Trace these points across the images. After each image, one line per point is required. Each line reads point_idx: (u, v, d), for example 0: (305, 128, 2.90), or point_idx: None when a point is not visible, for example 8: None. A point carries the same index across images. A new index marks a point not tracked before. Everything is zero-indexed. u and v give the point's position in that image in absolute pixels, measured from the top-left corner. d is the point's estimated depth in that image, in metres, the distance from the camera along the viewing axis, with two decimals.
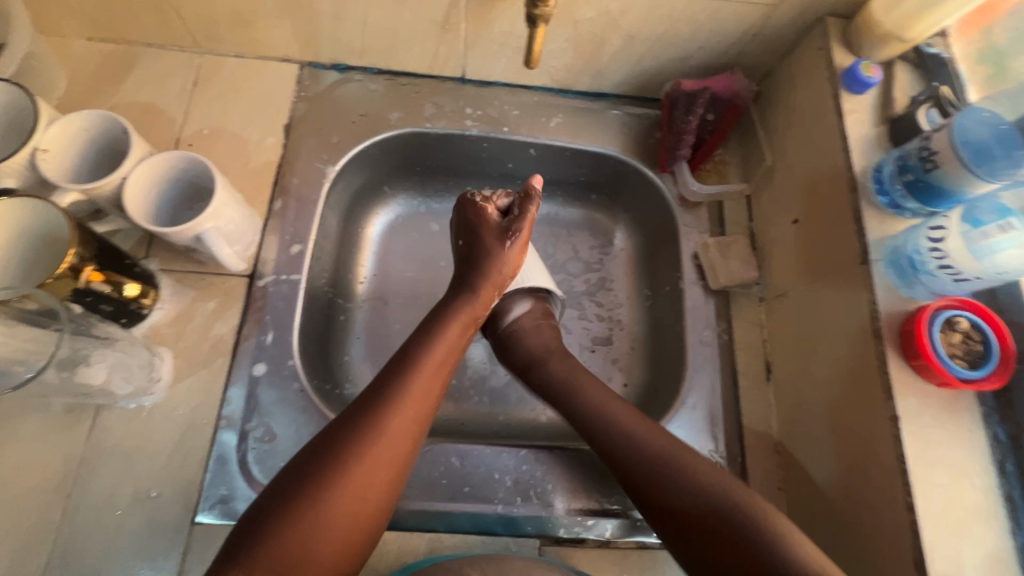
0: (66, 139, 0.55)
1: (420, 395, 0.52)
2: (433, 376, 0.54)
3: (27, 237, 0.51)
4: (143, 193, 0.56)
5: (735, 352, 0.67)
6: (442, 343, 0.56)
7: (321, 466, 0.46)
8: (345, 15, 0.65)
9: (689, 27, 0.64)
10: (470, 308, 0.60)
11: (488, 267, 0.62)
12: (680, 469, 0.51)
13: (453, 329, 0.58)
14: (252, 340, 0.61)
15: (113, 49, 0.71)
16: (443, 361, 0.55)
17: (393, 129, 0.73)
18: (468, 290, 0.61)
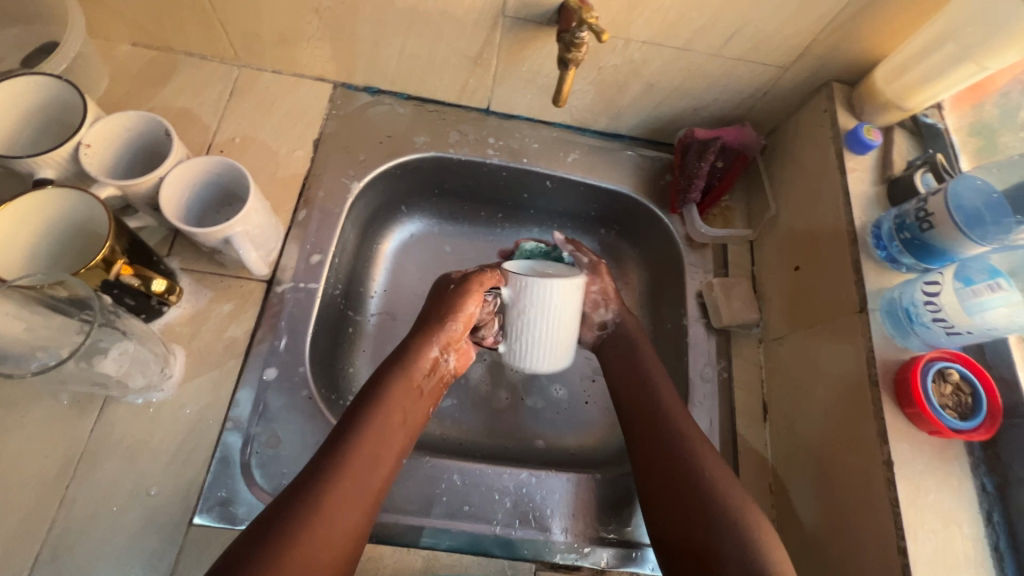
0: (108, 136, 0.56)
1: (367, 460, 0.53)
2: (380, 447, 0.55)
3: (57, 226, 0.52)
4: (177, 194, 0.58)
5: (734, 390, 0.69)
6: (393, 413, 0.57)
7: (281, 527, 0.46)
8: (384, 43, 0.69)
9: (705, 80, 0.69)
10: (415, 369, 0.62)
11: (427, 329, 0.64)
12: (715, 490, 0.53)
13: (402, 400, 0.59)
14: (265, 345, 0.62)
15: (155, 55, 0.74)
16: (393, 433, 0.57)
17: (418, 152, 0.76)
18: (410, 353, 0.63)
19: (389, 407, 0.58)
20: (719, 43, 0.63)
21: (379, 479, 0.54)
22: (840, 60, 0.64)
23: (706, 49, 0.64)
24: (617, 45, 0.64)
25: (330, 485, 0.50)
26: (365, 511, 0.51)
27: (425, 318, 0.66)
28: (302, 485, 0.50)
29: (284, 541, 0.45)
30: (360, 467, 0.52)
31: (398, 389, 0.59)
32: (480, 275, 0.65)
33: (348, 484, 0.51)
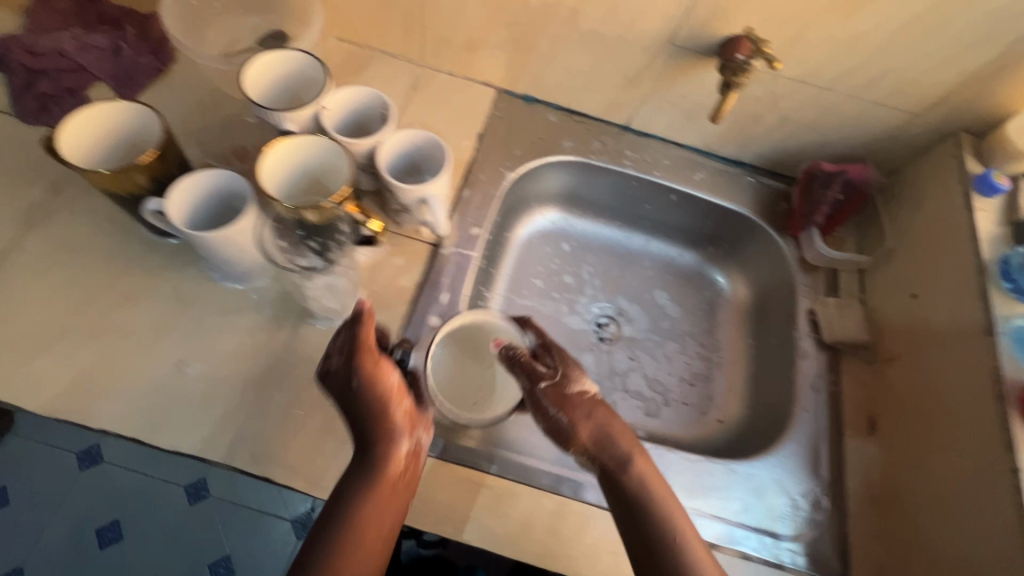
0: (341, 104, 0.69)
1: (367, 548, 0.50)
2: (379, 520, 0.51)
3: (306, 167, 0.63)
4: (387, 158, 0.69)
5: (842, 402, 0.73)
6: (371, 522, 0.51)
7: None
8: (555, 58, 0.80)
9: (838, 119, 0.77)
10: (384, 475, 0.53)
11: (369, 413, 0.55)
12: None
13: (376, 513, 0.51)
14: (431, 296, 0.71)
15: (354, 50, 0.87)
16: (389, 512, 0.52)
17: (564, 154, 0.86)
18: (369, 458, 0.54)
19: (365, 522, 0.50)
20: (859, 86, 0.71)
21: None
22: (972, 111, 0.71)
23: (846, 90, 0.72)
24: (765, 78, 0.73)
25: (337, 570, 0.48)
26: None
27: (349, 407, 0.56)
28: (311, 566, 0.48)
29: None
30: None
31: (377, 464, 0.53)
32: (359, 338, 0.55)
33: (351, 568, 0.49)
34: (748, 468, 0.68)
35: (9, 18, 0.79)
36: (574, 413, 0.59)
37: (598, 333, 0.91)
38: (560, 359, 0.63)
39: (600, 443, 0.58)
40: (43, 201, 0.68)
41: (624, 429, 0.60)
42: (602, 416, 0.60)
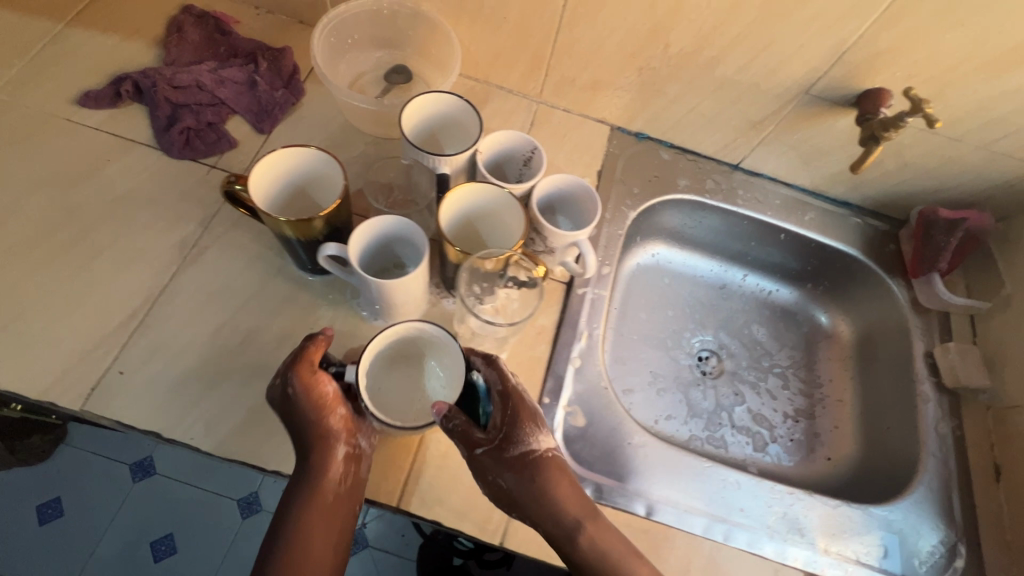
0: (490, 148, 0.71)
1: (319, 551, 0.53)
2: (327, 520, 0.54)
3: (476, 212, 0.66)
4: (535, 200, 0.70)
5: (967, 447, 0.74)
6: (316, 541, 0.53)
7: None
8: (681, 101, 0.81)
9: (959, 167, 0.79)
10: (320, 490, 0.54)
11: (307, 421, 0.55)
12: None
13: (316, 528, 0.53)
14: (570, 336, 0.71)
15: (473, 85, 0.88)
16: (335, 514, 0.55)
17: (680, 193, 0.87)
18: (307, 471, 0.55)
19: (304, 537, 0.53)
20: (991, 138, 0.73)
21: None
22: None
23: (976, 141, 0.74)
24: None
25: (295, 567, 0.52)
26: None
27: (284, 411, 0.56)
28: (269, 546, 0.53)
29: None
30: None
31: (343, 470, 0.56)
32: (301, 356, 0.56)
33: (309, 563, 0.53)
34: (884, 513, 0.69)
35: (145, 50, 0.80)
36: (524, 475, 0.55)
37: (701, 367, 0.92)
38: (514, 413, 0.56)
39: (507, 463, 0.56)
40: (195, 237, 0.69)
41: (569, 484, 0.57)
42: (545, 466, 0.57)
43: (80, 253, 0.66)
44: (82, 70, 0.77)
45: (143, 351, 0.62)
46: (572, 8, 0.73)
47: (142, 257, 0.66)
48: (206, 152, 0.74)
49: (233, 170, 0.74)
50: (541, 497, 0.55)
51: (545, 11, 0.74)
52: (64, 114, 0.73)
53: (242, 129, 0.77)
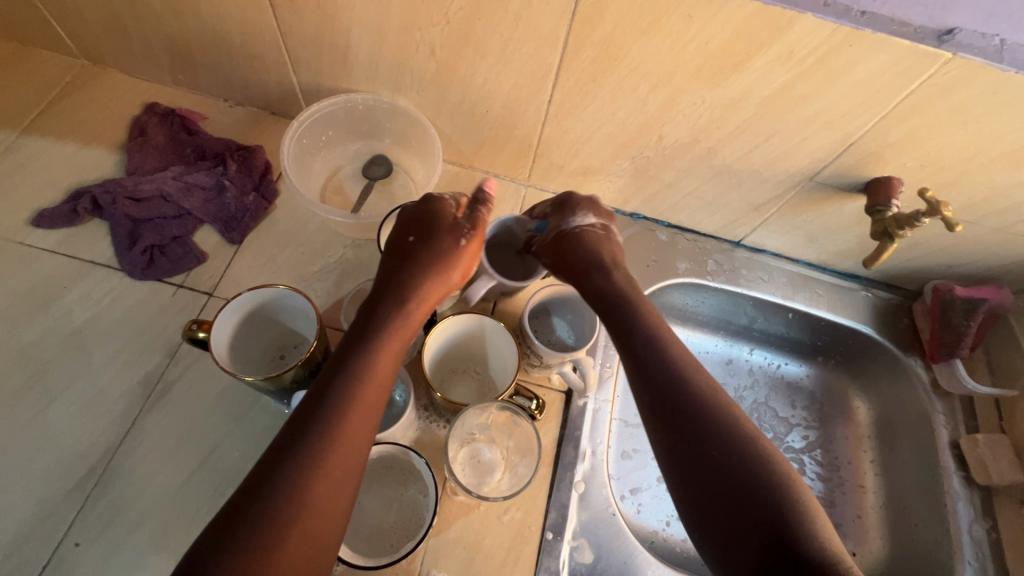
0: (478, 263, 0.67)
1: (350, 440, 0.47)
2: (337, 478, 0.46)
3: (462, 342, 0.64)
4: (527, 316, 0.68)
5: (1005, 553, 0.69)
6: (386, 346, 0.53)
7: (306, 444, 0.45)
8: (677, 186, 0.77)
9: (974, 246, 0.74)
10: (406, 293, 0.58)
11: (430, 257, 0.60)
12: (740, 441, 0.47)
13: (391, 332, 0.55)
14: (572, 457, 0.66)
15: (457, 171, 0.84)
16: (347, 470, 0.46)
17: (680, 276, 0.83)
18: (407, 271, 0.59)
19: (382, 339, 0.54)
20: (1007, 222, 0.69)
21: (340, 499, 0.45)
22: None
23: (993, 224, 0.69)
24: None
25: (308, 479, 0.44)
26: (339, 488, 0.46)
27: (409, 249, 0.61)
28: (247, 511, 0.42)
29: (306, 478, 0.44)
30: (346, 427, 0.47)
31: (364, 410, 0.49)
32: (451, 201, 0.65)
33: (304, 533, 0.42)
34: None
35: (106, 157, 0.75)
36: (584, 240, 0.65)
37: None
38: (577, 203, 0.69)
39: (643, 376, 0.53)
40: (158, 371, 0.63)
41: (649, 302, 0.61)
42: (598, 238, 0.66)
43: (33, 399, 0.60)
44: (39, 185, 0.72)
45: (100, 515, 0.56)
46: (558, 102, 0.68)
47: (102, 398, 0.61)
48: (171, 269, 0.69)
49: (201, 287, 0.69)
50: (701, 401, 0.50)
51: (529, 104, 0.70)
52: (17, 238, 0.68)
53: (210, 239, 0.72)
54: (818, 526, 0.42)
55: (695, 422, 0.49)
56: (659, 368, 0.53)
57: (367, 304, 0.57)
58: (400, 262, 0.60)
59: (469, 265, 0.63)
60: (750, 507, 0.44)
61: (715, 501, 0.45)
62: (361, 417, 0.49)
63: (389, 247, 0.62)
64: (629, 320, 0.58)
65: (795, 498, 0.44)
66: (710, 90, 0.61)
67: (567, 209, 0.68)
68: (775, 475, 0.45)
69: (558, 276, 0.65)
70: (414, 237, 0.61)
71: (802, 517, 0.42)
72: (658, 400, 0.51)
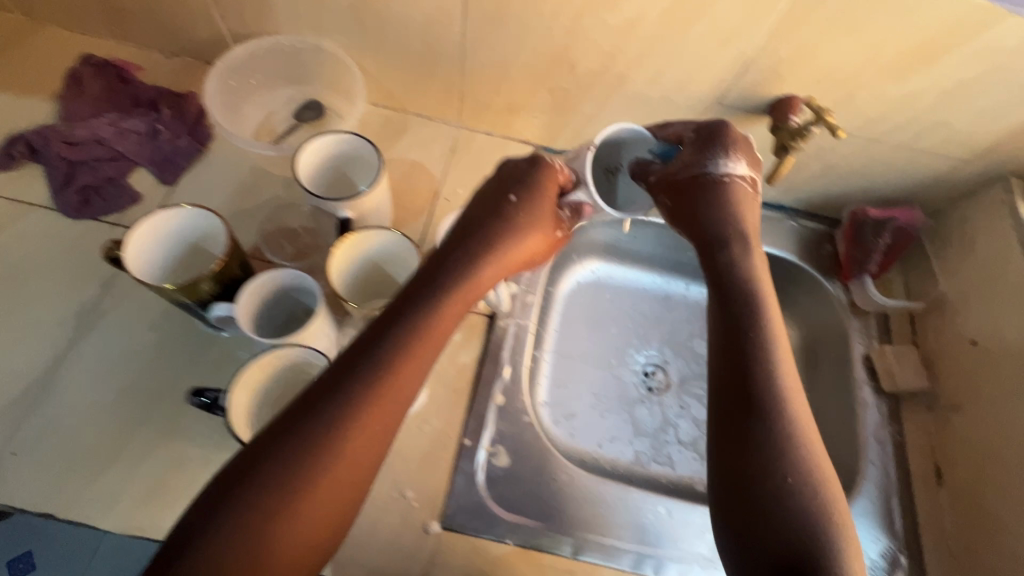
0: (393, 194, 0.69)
1: (378, 417, 0.49)
2: (364, 449, 0.48)
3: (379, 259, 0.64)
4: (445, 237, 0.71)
5: (907, 452, 0.73)
6: (439, 325, 0.55)
7: (332, 416, 0.47)
8: (598, 118, 0.79)
9: (884, 166, 0.77)
10: (477, 270, 0.59)
11: (524, 224, 0.62)
12: (800, 446, 0.52)
13: (447, 310, 0.56)
14: (492, 372, 0.70)
15: (390, 114, 0.87)
16: (370, 440, 0.48)
17: (608, 210, 0.86)
18: (473, 247, 0.60)
19: (429, 317, 0.54)
20: (908, 138, 0.71)
21: (361, 472, 0.48)
22: (1018, 160, 0.71)
23: (895, 141, 0.72)
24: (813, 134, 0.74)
25: (336, 450, 0.46)
26: (366, 464, 0.48)
27: (507, 210, 0.61)
28: (257, 462, 0.45)
29: (326, 445, 0.46)
30: (375, 407, 0.49)
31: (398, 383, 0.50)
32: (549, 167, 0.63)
33: (323, 494, 0.45)
34: None
35: (43, 106, 0.78)
36: (696, 199, 0.64)
37: (646, 384, 0.90)
38: (707, 134, 0.65)
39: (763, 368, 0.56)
40: (93, 300, 0.66)
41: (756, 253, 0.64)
42: (713, 189, 0.64)
43: None
44: None
45: (38, 427, 0.60)
46: (471, 35, 0.71)
47: (38, 325, 0.64)
48: (106, 208, 0.72)
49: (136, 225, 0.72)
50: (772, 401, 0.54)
51: (445, 39, 0.72)
52: None
53: (145, 181, 0.75)
54: (834, 541, 0.48)
55: (757, 420, 0.53)
56: (750, 361, 0.56)
57: (436, 261, 0.59)
58: (493, 216, 0.62)
59: (546, 245, 0.65)
60: (768, 502, 0.50)
61: (737, 490, 0.51)
62: (399, 392, 0.50)
63: (490, 198, 0.63)
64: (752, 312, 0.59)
65: (825, 517, 0.49)
66: (609, 12, 0.63)
67: (710, 145, 0.64)
68: (812, 481, 0.50)
69: (670, 220, 0.65)
70: (515, 197, 0.62)
71: (829, 529, 0.48)
72: (737, 389, 0.55)
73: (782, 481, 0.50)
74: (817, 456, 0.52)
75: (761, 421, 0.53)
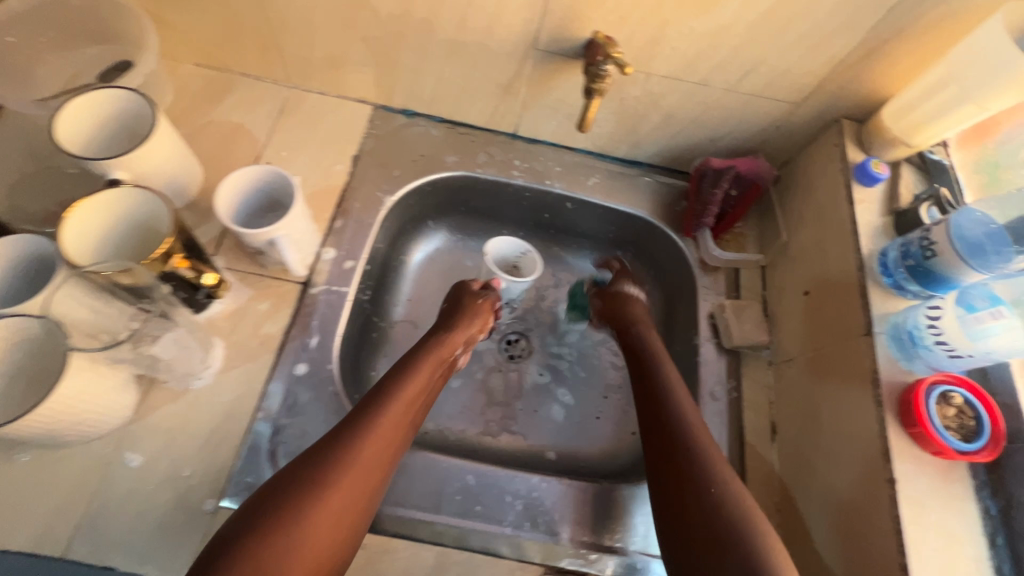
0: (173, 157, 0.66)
1: (364, 470, 0.53)
2: (368, 472, 0.54)
3: (126, 221, 0.57)
4: (235, 203, 0.64)
5: (743, 410, 0.70)
6: (407, 391, 0.62)
7: (311, 471, 0.51)
8: (422, 70, 0.75)
9: (721, 113, 0.73)
10: (436, 352, 0.69)
11: (467, 316, 0.74)
12: (721, 484, 0.55)
13: (415, 380, 0.64)
14: (298, 342, 0.66)
15: (214, 75, 0.81)
16: (382, 454, 0.56)
17: (448, 170, 0.81)
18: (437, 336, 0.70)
19: (408, 382, 0.63)
20: (733, 80, 0.68)
21: (349, 522, 0.51)
22: (847, 99, 0.68)
23: (721, 84, 0.68)
24: (637, 79, 0.69)
25: (306, 502, 0.49)
26: (346, 513, 0.51)
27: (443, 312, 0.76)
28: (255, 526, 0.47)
29: (284, 504, 0.48)
30: (359, 455, 0.54)
31: (387, 423, 0.58)
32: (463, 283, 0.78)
33: (326, 519, 0.49)
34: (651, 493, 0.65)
35: None
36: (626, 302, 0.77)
37: (507, 351, 0.86)
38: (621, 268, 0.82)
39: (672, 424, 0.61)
40: None
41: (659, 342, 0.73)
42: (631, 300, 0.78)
43: None
44: None
45: None
46: None
47: None
48: None
49: None
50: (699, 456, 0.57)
51: None
52: None
53: None
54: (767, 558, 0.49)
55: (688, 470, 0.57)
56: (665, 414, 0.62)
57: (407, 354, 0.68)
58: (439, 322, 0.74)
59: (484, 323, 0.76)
60: (715, 540, 0.51)
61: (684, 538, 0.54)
62: (381, 445, 0.56)
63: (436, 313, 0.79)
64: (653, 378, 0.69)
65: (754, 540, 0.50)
66: None
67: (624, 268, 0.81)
68: (745, 513, 0.52)
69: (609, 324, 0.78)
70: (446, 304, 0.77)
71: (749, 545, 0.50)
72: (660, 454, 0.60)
73: (722, 509, 0.53)
74: (734, 491, 0.54)
75: (701, 477, 0.56)
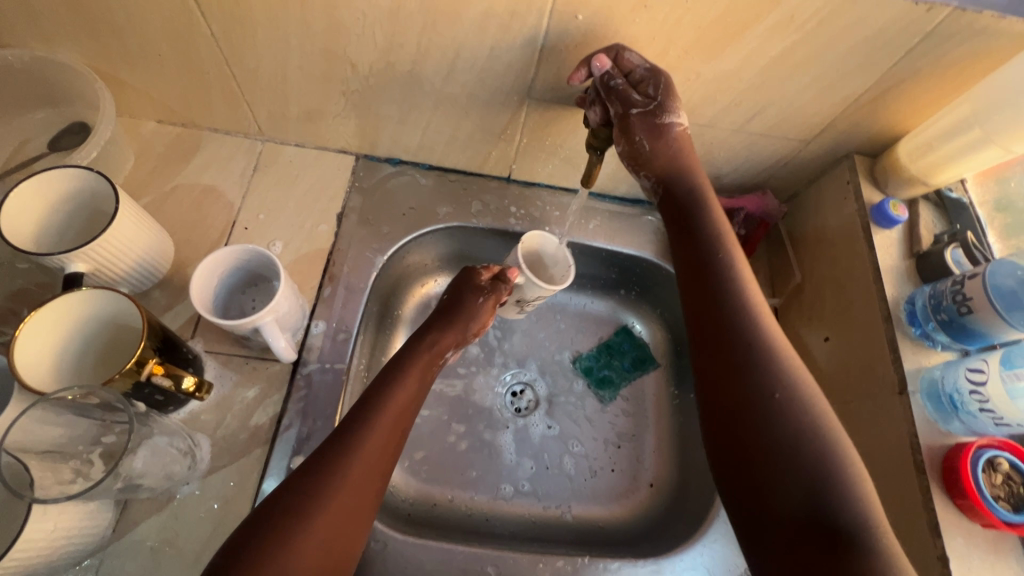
0: (140, 240, 0.59)
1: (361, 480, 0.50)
2: (371, 471, 0.51)
3: (90, 322, 0.52)
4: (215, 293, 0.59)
5: None
6: (405, 394, 0.58)
7: (308, 487, 0.48)
8: (408, 121, 0.69)
9: (727, 153, 0.70)
10: (434, 347, 0.64)
11: (471, 308, 0.66)
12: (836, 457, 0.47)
13: (410, 383, 0.59)
14: (292, 431, 0.60)
15: (180, 131, 0.74)
16: (388, 447, 0.54)
17: (441, 223, 0.76)
18: (437, 331, 0.65)
19: (402, 382, 0.59)
20: (740, 121, 0.64)
21: (342, 538, 0.48)
22: (861, 135, 0.64)
23: (728, 125, 0.65)
24: None
25: (297, 524, 0.46)
26: (339, 528, 0.48)
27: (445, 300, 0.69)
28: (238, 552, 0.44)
29: (276, 523, 0.46)
30: (356, 468, 0.50)
31: (390, 418, 0.55)
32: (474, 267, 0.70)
33: (328, 520, 0.47)
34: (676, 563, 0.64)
35: None
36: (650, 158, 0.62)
37: (513, 405, 0.80)
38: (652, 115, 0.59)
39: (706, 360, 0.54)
40: None
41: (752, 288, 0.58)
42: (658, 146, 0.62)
43: None
44: None
45: None
46: (221, 36, 0.58)
47: None
48: None
49: None
50: (790, 405, 0.50)
51: (195, 43, 0.59)
52: None
53: None
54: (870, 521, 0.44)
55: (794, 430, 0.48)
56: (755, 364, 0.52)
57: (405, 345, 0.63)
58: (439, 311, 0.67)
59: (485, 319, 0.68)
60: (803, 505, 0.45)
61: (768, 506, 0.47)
62: (376, 457, 0.52)
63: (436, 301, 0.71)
64: (727, 305, 0.56)
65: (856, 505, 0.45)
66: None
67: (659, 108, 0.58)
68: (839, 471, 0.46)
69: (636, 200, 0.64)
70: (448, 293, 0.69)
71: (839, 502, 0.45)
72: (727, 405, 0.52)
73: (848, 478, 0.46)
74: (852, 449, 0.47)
75: (771, 433, 0.49)
